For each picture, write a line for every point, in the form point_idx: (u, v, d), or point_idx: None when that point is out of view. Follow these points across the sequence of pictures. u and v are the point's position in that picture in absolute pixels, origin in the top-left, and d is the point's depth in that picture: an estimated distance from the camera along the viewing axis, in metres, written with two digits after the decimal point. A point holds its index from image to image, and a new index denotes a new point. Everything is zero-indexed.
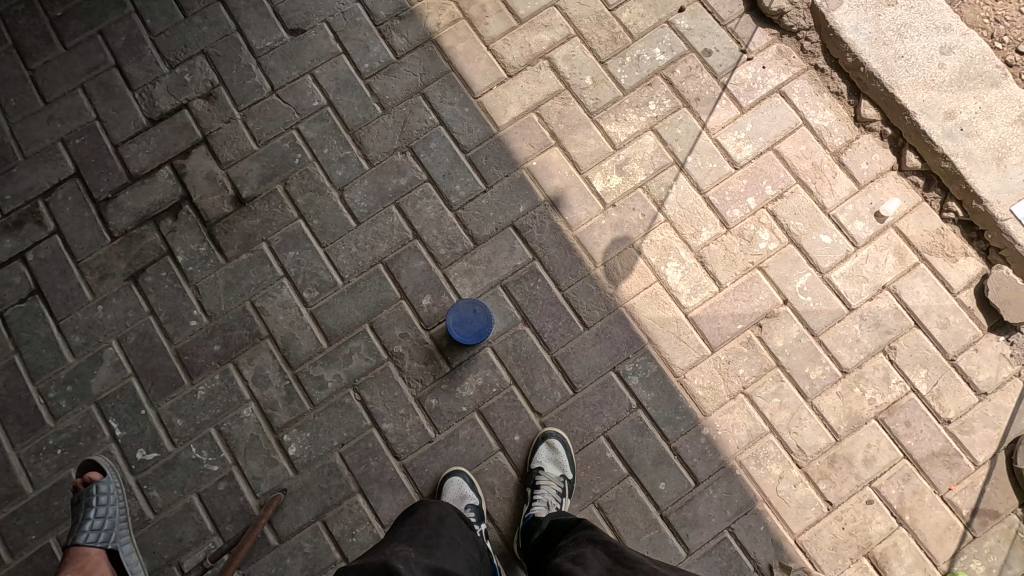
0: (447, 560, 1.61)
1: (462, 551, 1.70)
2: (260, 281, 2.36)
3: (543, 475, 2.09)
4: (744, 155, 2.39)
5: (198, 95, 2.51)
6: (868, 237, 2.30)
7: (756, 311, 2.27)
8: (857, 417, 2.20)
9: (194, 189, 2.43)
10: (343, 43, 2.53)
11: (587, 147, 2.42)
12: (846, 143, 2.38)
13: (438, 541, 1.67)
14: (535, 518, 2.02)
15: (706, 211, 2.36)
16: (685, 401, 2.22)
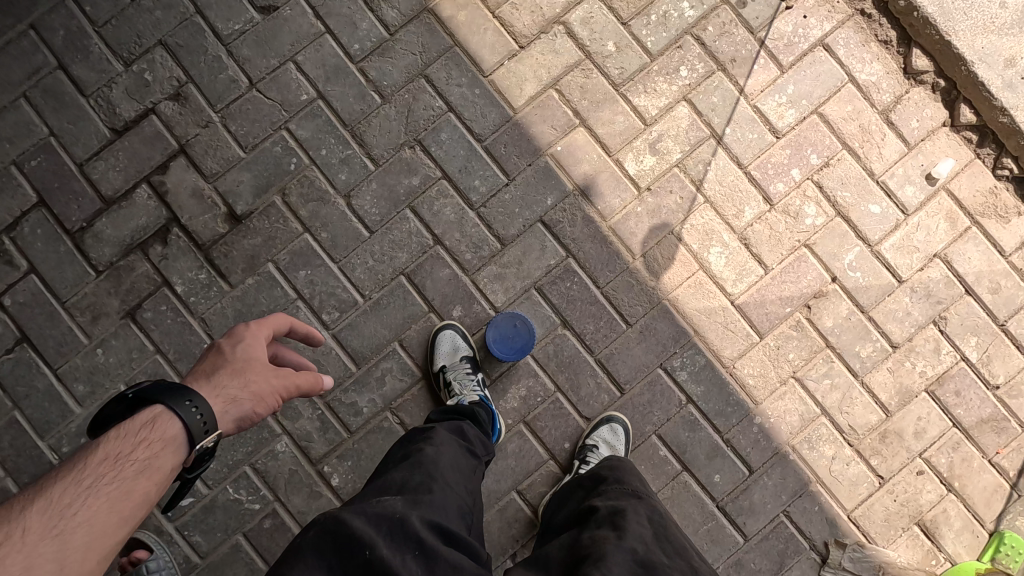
0: (440, 512, 1.47)
1: (457, 500, 1.56)
2: (273, 306, 2.16)
3: (595, 453, 2.04)
4: (786, 121, 2.18)
5: (165, 97, 2.17)
6: (919, 203, 2.17)
7: (805, 292, 2.17)
8: (908, 391, 2.17)
9: (181, 209, 2.16)
10: (325, 21, 2.19)
11: (615, 126, 2.19)
12: (895, 98, 2.17)
13: (434, 491, 1.52)
14: None
15: (748, 188, 2.18)
16: (735, 392, 2.16)
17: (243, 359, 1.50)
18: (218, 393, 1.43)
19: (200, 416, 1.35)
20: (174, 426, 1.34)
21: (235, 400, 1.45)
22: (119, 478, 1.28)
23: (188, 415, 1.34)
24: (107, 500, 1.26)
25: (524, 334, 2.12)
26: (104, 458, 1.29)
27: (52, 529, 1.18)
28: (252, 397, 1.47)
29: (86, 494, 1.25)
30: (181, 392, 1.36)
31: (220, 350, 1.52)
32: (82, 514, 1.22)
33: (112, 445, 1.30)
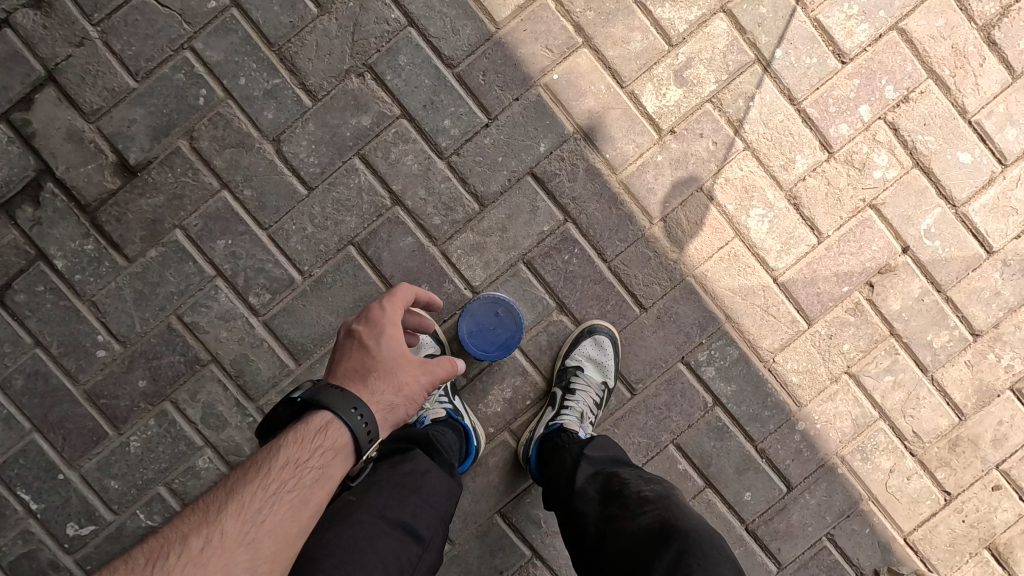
0: None
1: None
2: (184, 286, 1.67)
3: (580, 377, 1.66)
4: (856, 41, 1.65)
5: (24, 3, 1.60)
6: (1021, 152, 1.67)
7: (868, 267, 1.70)
8: (989, 390, 1.74)
9: (55, 158, 1.63)
10: None
11: (629, 46, 1.65)
12: (999, 11, 1.65)
13: None
14: (565, 428, 1.56)
15: (801, 131, 1.67)
16: (775, 391, 1.72)
17: (391, 357, 1.27)
18: (371, 393, 1.22)
19: (365, 424, 1.17)
20: (342, 432, 1.16)
21: (390, 403, 1.23)
22: (293, 487, 1.12)
23: (352, 419, 1.16)
24: (274, 510, 1.09)
25: (507, 324, 1.64)
26: (279, 466, 1.13)
27: (218, 530, 1.03)
28: (404, 402, 1.25)
29: (259, 499, 1.09)
30: (320, 416, 1.17)
31: (365, 346, 1.28)
32: (264, 521, 1.06)
33: (284, 453, 1.14)
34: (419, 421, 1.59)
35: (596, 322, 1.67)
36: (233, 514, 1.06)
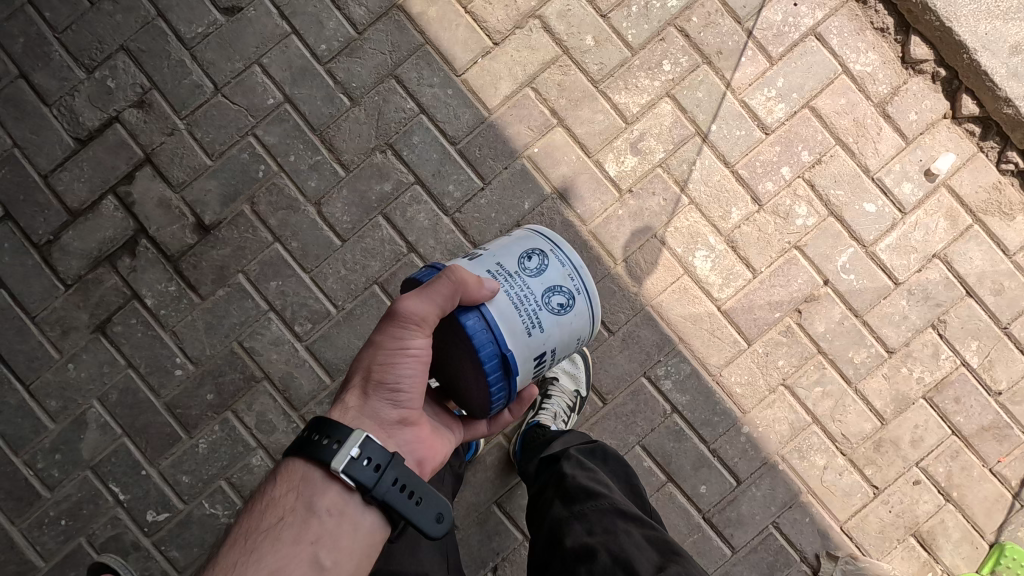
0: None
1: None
2: (243, 318, 2.11)
3: (556, 386, 2.03)
4: (776, 117, 2.07)
5: (129, 104, 2.11)
6: (916, 201, 2.05)
7: (795, 297, 2.08)
8: (905, 398, 2.07)
9: (148, 220, 2.11)
10: (291, 21, 2.11)
11: (594, 125, 2.09)
12: (892, 90, 2.06)
13: None
14: (540, 425, 1.94)
15: (735, 189, 2.08)
16: (722, 400, 2.08)
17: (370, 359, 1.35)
18: (357, 389, 1.34)
19: (335, 442, 1.23)
20: (330, 482, 1.25)
21: (391, 367, 1.31)
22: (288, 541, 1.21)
23: (320, 443, 1.24)
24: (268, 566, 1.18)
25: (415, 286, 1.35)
26: (269, 518, 1.25)
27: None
28: (400, 354, 1.28)
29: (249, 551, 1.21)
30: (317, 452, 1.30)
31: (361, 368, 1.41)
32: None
33: (275, 504, 1.27)
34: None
35: None
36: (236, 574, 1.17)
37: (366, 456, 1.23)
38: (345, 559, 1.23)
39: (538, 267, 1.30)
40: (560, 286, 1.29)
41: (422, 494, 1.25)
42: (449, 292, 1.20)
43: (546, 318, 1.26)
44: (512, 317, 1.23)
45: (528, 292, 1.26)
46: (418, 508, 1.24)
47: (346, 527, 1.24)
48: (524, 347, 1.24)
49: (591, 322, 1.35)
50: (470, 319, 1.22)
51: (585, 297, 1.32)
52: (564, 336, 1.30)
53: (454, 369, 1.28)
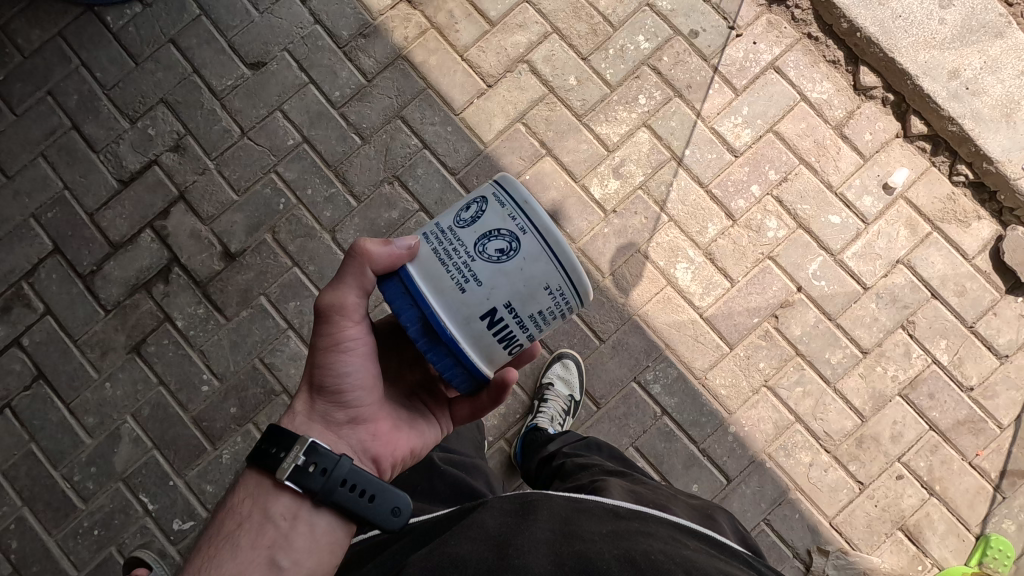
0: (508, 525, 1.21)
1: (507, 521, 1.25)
2: (265, 336, 2.31)
3: (552, 391, 2.17)
4: (743, 141, 2.29)
5: (166, 148, 2.38)
6: (877, 212, 2.24)
7: (771, 302, 2.24)
8: (881, 395, 2.20)
9: (180, 250, 2.35)
10: (308, 72, 2.39)
11: (579, 153, 2.32)
12: (847, 114, 2.28)
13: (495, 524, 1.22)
14: (535, 429, 2.10)
15: (710, 207, 2.28)
16: (708, 402, 2.22)
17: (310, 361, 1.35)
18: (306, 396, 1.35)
19: (281, 450, 1.24)
20: (282, 490, 1.24)
21: (329, 364, 1.31)
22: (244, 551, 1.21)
23: (267, 451, 1.25)
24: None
25: None
26: (225, 531, 1.25)
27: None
28: (335, 349, 1.30)
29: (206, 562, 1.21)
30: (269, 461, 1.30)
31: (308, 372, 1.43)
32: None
33: (230, 515, 1.26)
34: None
35: (564, 352, 2.23)
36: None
37: (314, 460, 1.23)
38: (302, 564, 1.22)
39: (473, 214, 1.15)
40: (497, 228, 1.12)
41: (375, 489, 1.24)
42: (359, 269, 1.24)
43: (483, 270, 1.12)
44: (439, 274, 1.14)
45: (458, 245, 1.14)
46: (373, 504, 1.23)
47: (302, 532, 1.23)
48: (460, 307, 1.13)
49: (557, 263, 1.12)
50: (394, 288, 1.17)
51: (535, 236, 1.12)
52: (517, 285, 1.12)
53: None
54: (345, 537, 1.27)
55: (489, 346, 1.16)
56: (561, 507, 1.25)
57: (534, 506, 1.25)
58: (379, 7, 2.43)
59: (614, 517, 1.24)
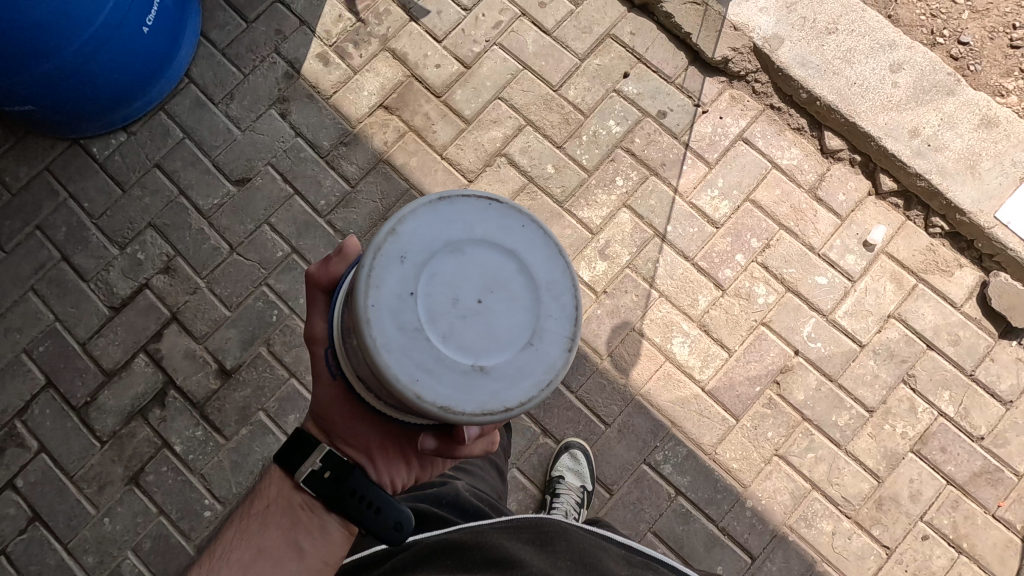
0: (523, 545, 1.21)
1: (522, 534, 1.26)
2: (266, 453, 2.27)
3: (564, 483, 2.10)
4: (722, 212, 2.35)
5: (156, 271, 2.39)
6: (862, 269, 2.28)
7: (770, 369, 2.25)
8: (893, 453, 2.18)
9: (175, 371, 2.33)
10: (293, 184, 2.44)
11: (564, 239, 2.36)
12: (819, 178, 2.35)
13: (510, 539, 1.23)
14: None
15: (698, 279, 2.31)
16: (722, 477, 2.19)
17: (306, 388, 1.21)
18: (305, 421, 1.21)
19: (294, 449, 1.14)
20: (299, 488, 1.15)
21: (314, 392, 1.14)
22: (264, 538, 1.13)
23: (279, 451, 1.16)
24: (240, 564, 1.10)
25: None
26: (247, 514, 1.18)
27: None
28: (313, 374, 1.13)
29: (227, 544, 1.14)
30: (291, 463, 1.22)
31: None
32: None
33: (254, 500, 1.19)
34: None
35: (572, 442, 2.20)
36: (212, 564, 1.11)
37: (324, 464, 1.10)
38: (319, 558, 1.13)
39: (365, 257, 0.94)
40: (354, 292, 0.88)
41: (386, 505, 1.08)
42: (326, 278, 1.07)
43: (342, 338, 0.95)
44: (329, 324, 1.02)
45: (341, 295, 0.97)
46: (376, 516, 1.08)
47: (322, 533, 1.13)
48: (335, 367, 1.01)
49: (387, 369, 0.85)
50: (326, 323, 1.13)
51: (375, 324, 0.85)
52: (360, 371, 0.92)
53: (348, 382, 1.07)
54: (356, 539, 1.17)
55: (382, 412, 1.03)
56: (579, 543, 1.25)
57: (555, 542, 1.23)
58: (357, 116, 2.48)
59: (631, 564, 1.25)
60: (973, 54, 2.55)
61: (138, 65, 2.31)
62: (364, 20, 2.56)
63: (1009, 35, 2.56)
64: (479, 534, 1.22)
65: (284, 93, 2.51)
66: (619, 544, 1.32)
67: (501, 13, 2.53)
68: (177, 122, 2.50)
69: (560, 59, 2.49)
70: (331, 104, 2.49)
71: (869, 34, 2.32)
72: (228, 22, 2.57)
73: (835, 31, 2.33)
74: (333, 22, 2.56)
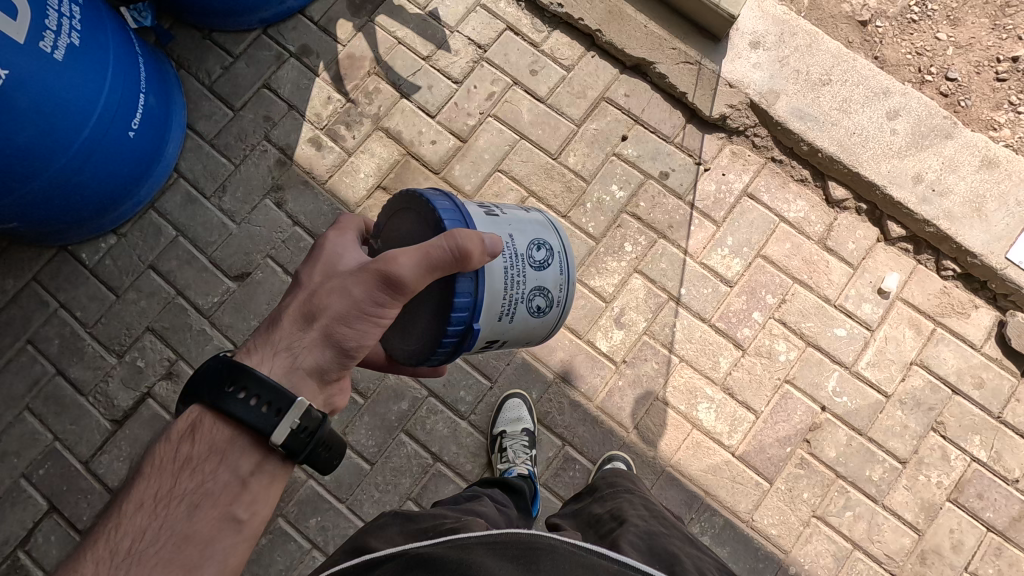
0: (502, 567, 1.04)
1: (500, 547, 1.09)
2: (289, 563, 2.12)
3: None
4: (734, 270, 2.32)
5: (158, 377, 2.29)
6: (879, 318, 2.27)
7: (799, 428, 2.21)
8: (931, 504, 2.15)
9: None
10: (294, 274, 2.37)
11: (578, 310, 2.31)
12: (826, 228, 2.34)
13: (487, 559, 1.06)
14: None
15: (717, 340, 2.28)
16: (762, 545, 2.13)
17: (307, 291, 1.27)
18: (290, 317, 1.26)
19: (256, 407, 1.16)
20: (240, 434, 1.19)
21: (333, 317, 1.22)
22: (201, 492, 1.17)
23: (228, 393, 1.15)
24: (181, 525, 1.13)
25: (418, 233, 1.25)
26: (172, 469, 1.17)
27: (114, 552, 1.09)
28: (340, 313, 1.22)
29: (155, 504, 1.14)
30: (266, 330, 1.28)
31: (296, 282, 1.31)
32: (162, 550, 1.10)
33: (175, 449, 1.18)
34: (507, 470, 2.05)
35: None
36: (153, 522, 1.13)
37: (302, 423, 1.18)
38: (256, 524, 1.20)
39: (544, 260, 1.32)
40: (552, 291, 1.33)
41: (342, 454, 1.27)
42: (457, 267, 1.14)
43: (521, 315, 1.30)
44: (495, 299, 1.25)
45: (523, 282, 1.28)
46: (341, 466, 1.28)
47: (270, 485, 1.21)
48: (487, 328, 1.27)
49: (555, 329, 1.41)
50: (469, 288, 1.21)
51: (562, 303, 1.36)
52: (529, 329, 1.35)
53: (429, 330, 1.25)
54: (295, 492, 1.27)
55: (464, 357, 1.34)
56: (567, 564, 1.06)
57: (537, 557, 1.06)
58: (356, 199, 2.43)
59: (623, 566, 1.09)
60: (961, 90, 2.59)
61: (129, 168, 2.24)
62: (355, 99, 2.52)
63: (993, 68, 2.60)
64: (458, 551, 1.09)
65: (279, 180, 2.45)
66: (618, 563, 1.10)
67: (493, 84, 2.51)
68: (169, 219, 2.42)
69: (557, 126, 2.46)
70: (327, 188, 2.44)
71: (862, 83, 2.34)
72: (215, 111, 2.52)
73: (828, 82, 2.34)
74: (322, 104, 2.52)
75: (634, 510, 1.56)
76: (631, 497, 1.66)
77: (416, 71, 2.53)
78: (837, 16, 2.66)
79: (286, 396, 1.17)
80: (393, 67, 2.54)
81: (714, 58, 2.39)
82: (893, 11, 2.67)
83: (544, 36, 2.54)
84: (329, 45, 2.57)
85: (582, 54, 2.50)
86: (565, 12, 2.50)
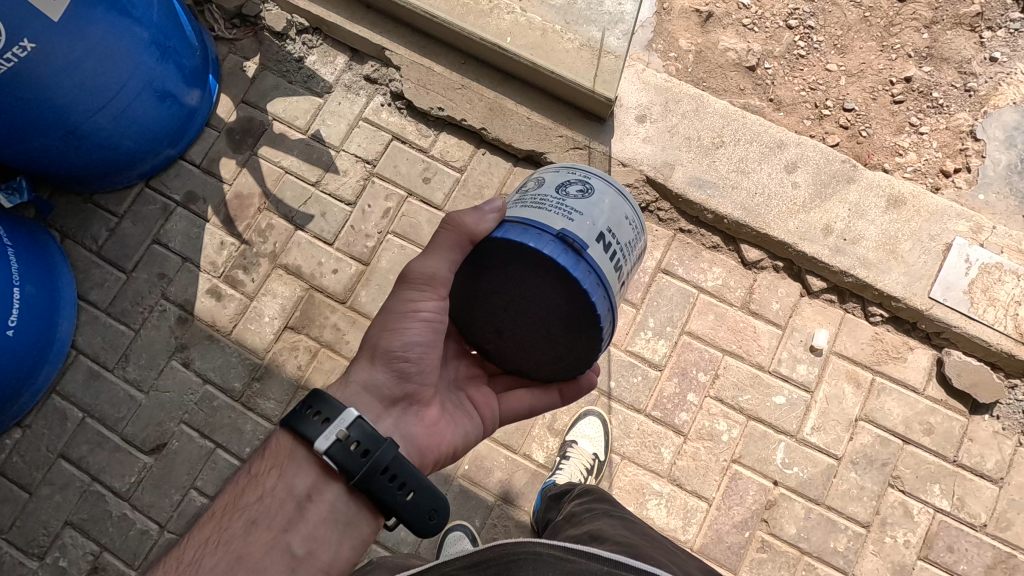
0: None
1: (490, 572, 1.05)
2: None
3: None
4: (661, 353, 2.24)
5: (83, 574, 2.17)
6: (816, 378, 2.19)
7: (755, 509, 2.12)
8: (902, 566, 2.06)
9: None
10: (212, 436, 2.27)
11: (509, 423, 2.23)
12: (747, 291, 2.27)
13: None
14: None
15: (656, 430, 2.20)
16: None
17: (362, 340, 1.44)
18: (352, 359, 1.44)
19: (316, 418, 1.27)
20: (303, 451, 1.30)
21: (387, 340, 1.38)
22: (262, 507, 1.26)
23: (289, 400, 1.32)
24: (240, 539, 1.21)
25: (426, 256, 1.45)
26: (243, 486, 1.31)
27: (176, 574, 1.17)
28: (385, 332, 1.38)
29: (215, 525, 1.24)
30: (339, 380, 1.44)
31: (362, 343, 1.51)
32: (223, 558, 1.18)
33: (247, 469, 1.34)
34: None
35: None
36: (217, 524, 1.24)
37: (353, 435, 1.25)
38: (307, 542, 1.25)
39: (537, 182, 1.38)
40: (569, 179, 1.35)
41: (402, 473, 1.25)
42: (457, 242, 1.30)
43: (578, 205, 1.28)
44: (548, 217, 1.26)
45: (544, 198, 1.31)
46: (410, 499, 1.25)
47: (324, 510, 1.27)
48: (585, 232, 1.25)
49: (624, 198, 1.36)
50: (522, 233, 1.25)
51: (601, 180, 1.36)
52: (609, 212, 1.30)
53: (529, 283, 1.26)
54: (364, 520, 1.31)
55: (597, 245, 1.25)
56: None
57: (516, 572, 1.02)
58: (265, 345, 2.34)
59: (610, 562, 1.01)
60: (861, 119, 2.53)
61: (19, 363, 2.14)
62: (249, 239, 2.44)
63: (890, 90, 2.55)
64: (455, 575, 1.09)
65: (182, 339, 2.36)
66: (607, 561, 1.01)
67: (387, 199, 2.44)
68: (74, 401, 2.31)
69: None
70: (233, 339, 2.35)
71: (755, 139, 2.29)
72: (107, 278, 2.43)
73: (722, 144, 2.28)
74: (216, 250, 2.43)
75: (613, 529, 1.46)
76: (612, 522, 1.52)
77: (307, 200, 2.45)
78: (725, 65, 2.61)
79: (337, 406, 1.27)
80: (283, 199, 2.46)
81: (603, 139, 2.33)
82: (780, 51, 2.63)
83: (432, 141, 2.47)
84: (215, 187, 2.50)
85: (472, 154, 2.43)
86: (448, 114, 2.42)
